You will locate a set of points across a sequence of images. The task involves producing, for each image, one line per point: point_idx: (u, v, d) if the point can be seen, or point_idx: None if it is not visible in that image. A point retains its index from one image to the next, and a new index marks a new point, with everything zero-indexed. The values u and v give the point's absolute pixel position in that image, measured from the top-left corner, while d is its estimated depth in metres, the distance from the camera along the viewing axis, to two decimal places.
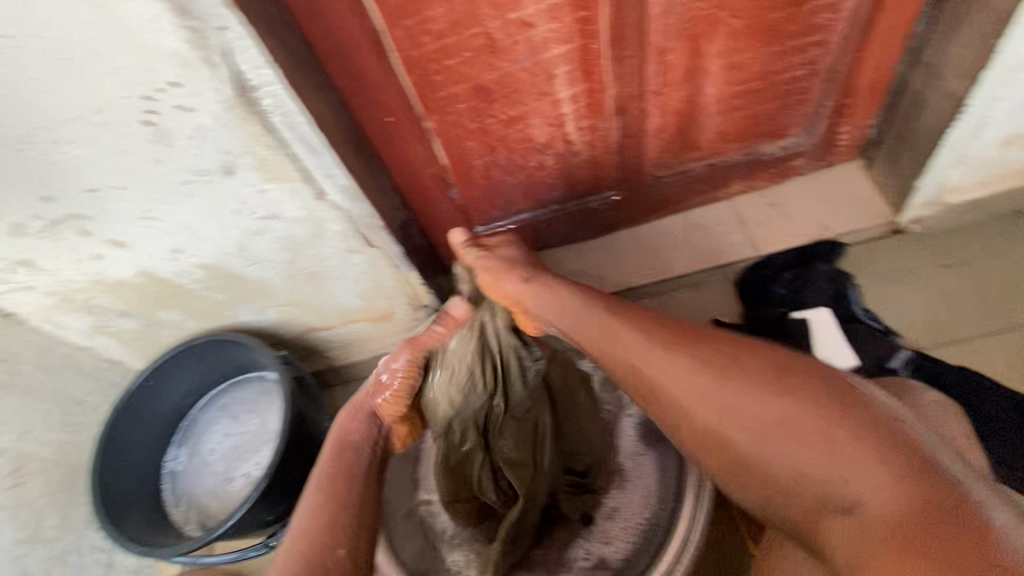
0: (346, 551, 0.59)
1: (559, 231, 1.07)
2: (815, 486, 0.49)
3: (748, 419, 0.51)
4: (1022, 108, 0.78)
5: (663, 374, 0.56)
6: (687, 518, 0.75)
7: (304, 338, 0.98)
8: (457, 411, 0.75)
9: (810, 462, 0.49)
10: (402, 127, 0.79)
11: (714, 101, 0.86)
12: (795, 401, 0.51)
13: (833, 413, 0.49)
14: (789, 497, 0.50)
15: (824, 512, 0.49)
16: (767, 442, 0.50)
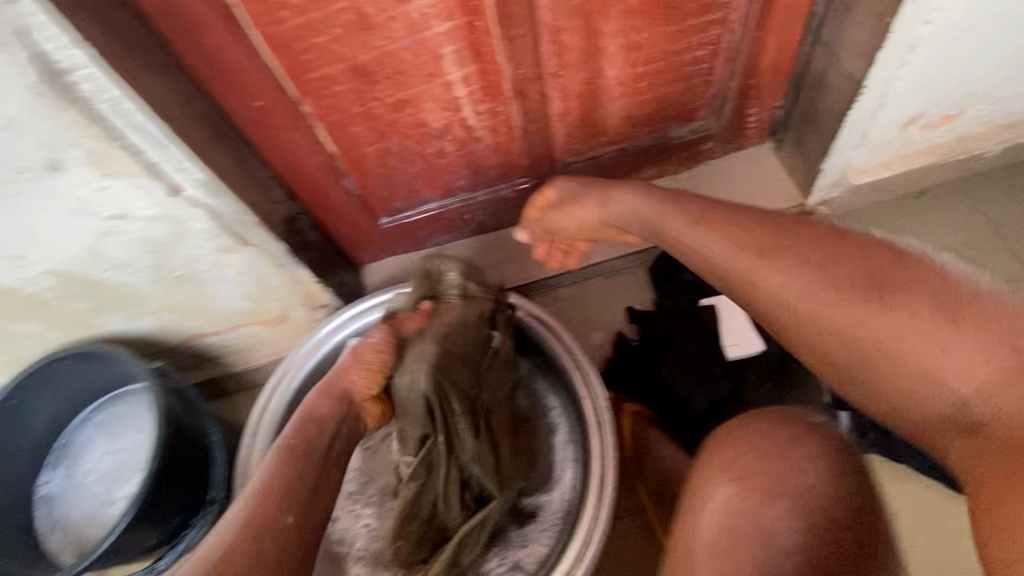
0: (294, 518, 0.61)
1: (470, 222, 1.02)
2: (945, 402, 0.50)
3: (851, 331, 0.53)
4: (916, 88, 0.78)
5: (773, 288, 0.57)
6: (585, 521, 0.71)
7: (192, 345, 0.90)
8: (426, 397, 0.74)
9: (938, 375, 0.50)
10: (275, 113, 0.73)
11: (616, 82, 0.83)
12: (909, 314, 0.51)
13: (914, 306, 0.51)
14: (920, 415, 0.52)
15: (950, 427, 0.51)
16: (879, 346, 0.52)
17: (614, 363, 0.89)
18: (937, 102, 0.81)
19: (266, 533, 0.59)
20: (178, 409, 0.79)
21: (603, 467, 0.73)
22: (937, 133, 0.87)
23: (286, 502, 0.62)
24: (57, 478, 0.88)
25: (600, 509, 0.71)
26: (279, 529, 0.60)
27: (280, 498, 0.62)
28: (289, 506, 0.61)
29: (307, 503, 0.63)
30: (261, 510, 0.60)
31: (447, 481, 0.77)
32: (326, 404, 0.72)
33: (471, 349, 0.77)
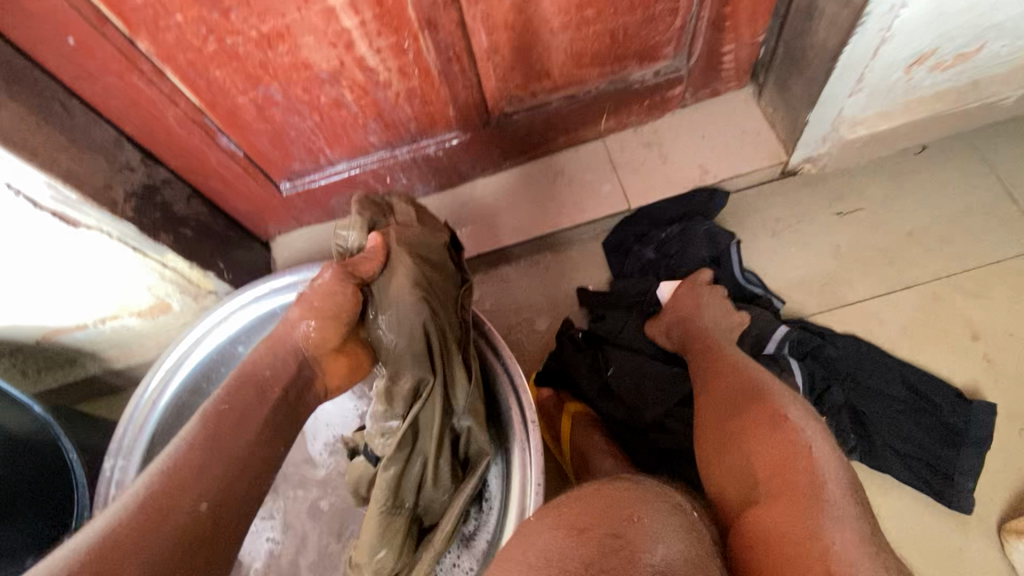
0: (208, 506, 0.47)
1: (394, 185, 0.85)
2: (740, 482, 0.48)
3: (717, 399, 0.57)
4: (929, 19, 0.61)
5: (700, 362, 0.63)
6: (520, 468, 0.60)
7: (53, 342, 0.75)
8: (407, 343, 0.63)
9: (749, 456, 0.49)
10: (97, 53, 0.55)
11: (556, 10, 0.65)
12: (759, 408, 0.52)
13: (757, 416, 0.51)
14: (720, 492, 0.50)
15: (737, 506, 0.48)
16: (724, 420, 0.54)
17: (556, 358, 0.75)
18: (955, 35, 0.65)
19: (159, 517, 0.44)
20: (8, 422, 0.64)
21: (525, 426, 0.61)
22: (949, 76, 0.72)
23: (199, 484, 0.47)
24: None
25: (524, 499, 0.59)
26: (188, 516, 0.45)
27: (196, 476, 0.48)
28: (204, 490, 0.47)
29: (224, 488, 0.48)
30: (165, 491, 0.46)
31: (439, 445, 0.64)
32: (267, 363, 0.59)
33: (445, 284, 0.67)
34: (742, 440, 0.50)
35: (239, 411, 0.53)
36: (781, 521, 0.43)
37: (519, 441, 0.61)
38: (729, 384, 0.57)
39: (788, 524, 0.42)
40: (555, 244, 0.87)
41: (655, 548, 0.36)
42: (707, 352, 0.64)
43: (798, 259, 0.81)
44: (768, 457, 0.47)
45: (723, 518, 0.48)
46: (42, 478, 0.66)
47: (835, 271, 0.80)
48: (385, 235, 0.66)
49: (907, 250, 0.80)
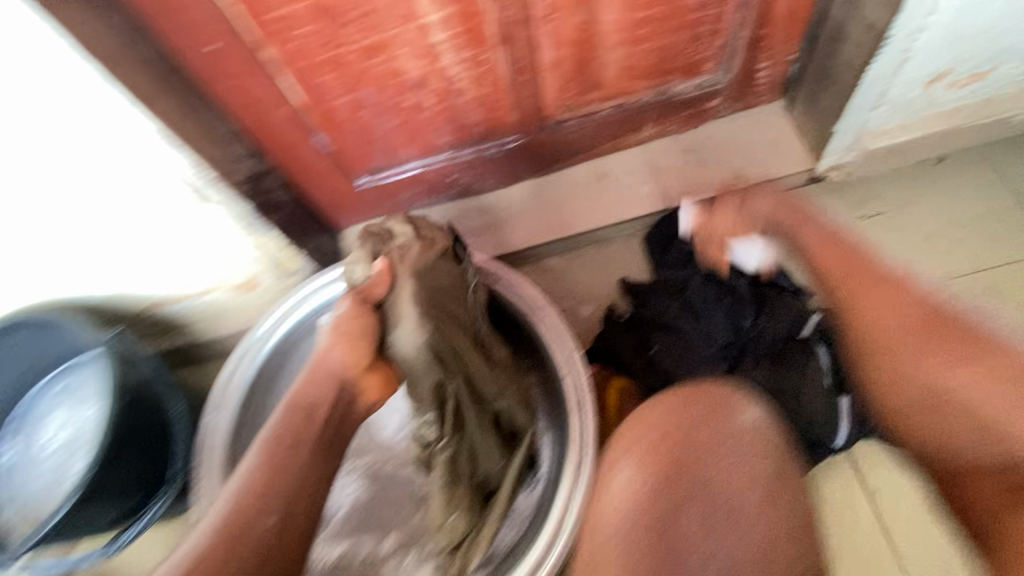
0: (276, 518, 0.56)
1: (455, 182, 0.95)
2: (981, 438, 0.46)
3: (905, 337, 0.51)
4: (944, 42, 0.70)
5: (868, 312, 0.54)
6: (575, 431, 0.68)
7: (154, 314, 0.83)
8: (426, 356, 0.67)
9: (985, 403, 0.46)
10: (232, 59, 0.65)
11: (615, 29, 0.75)
12: (978, 348, 0.48)
13: (966, 352, 0.48)
14: (943, 451, 0.49)
15: (982, 467, 0.46)
16: (940, 379, 0.49)
17: (602, 339, 0.83)
18: (968, 57, 0.73)
19: (238, 539, 0.54)
20: (136, 378, 0.73)
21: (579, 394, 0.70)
22: (963, 93, 0.80)
23: (265, 504, 0.57)
24: (13, 446, 0.81)
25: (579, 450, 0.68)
26: (259, 534, 0.55)
27: (266, 492, 0.57)
28: (272, 505, 0.57)
29: (289, 499, 0.58)
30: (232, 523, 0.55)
31: (478, 424, 0.73)
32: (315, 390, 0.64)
33: (454, 292, 0.71)
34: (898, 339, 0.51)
35: (293, 435, 0.61)
36: (968, 406, 0.47)
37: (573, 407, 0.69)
38: (873, 282, 0.55)
39: (986, 402, 0.46)
40: (599, 239, 0.95)
41: (745, 411, 0.55)
42: (836, 252, 0.59)
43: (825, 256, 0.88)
44: (938, 355, 0.49)
45: (953, 476, 0.48)
46: (152, 429, 0.75)
47: None
48: (389, 259, 0.68)
49: (925, 251, 0.87)
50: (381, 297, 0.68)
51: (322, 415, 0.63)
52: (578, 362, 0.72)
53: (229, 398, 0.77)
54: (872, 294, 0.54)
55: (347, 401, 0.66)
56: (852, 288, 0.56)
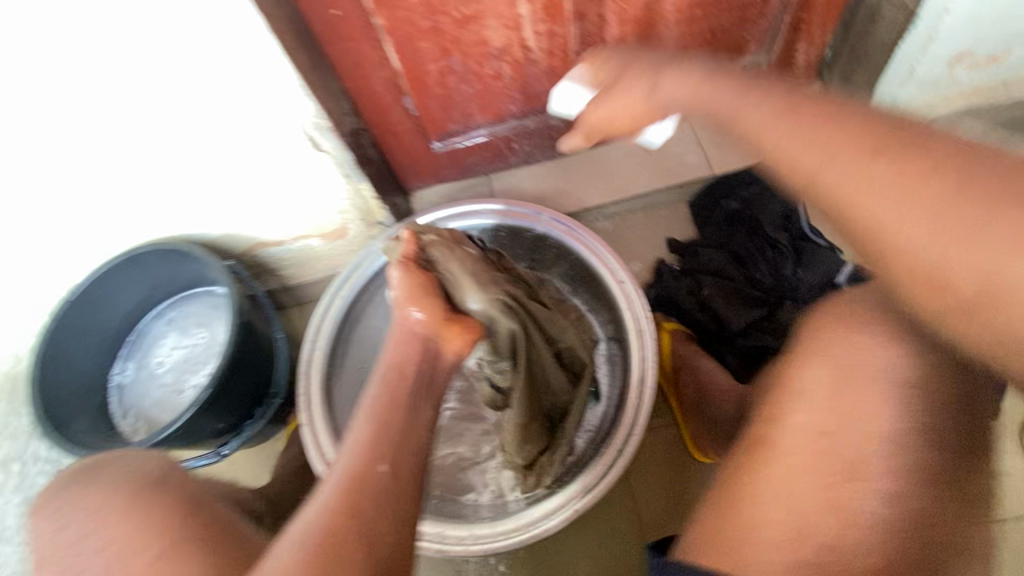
0: (387, 467, 0.52)
1: (518, 149, 1.05)
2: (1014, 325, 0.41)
3: (911, 210, 0.43)
4: (969, 23, 0.79)
5: (873, 198, 0.45)
6: (639, 352, 0.78)
7: (254, 254, 0.94)
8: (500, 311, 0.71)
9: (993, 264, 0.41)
10: (351, 24, 0.76)
11: (674, 9, 0.85)
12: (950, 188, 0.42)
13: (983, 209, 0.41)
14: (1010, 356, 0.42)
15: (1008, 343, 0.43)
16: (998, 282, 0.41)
17: (655, 288, 0.93)
18: (989, 39, 0.82)
19: (358, 484, 0.50)
20: (248, 308, 0.83)
21: (639, 321, 0.79)
22: (983, 74, 0.89)
23: (379, 450, 0.53)
24: (128, 368, 0.92)
25: (646, 364, 0.77)
26: (372, 479, 0.51)
27: (377, 444, 0.53)
28: (381, 454, 0.52)
29: (397, 445, 0.54)
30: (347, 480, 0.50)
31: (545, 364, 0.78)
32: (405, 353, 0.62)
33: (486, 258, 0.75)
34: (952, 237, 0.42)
35: (390, 394, 0.58)
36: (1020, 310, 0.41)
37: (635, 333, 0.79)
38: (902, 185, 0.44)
39: (975, 276, 0.42)
40: (647, 203, 1.05)
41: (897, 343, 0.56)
42: (784, 110, 0.50)
43: None
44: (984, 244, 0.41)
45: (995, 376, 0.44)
46: (257, 353, 0.85)
47: None
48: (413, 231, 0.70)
49: None
50: (420, 257, 0.69)
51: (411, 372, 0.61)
52: (635, 294, 0.80)
53: (325, 327, 0.86)
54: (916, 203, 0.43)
55: (434, 354, 0.64)
56: (866, 203, 0.45)
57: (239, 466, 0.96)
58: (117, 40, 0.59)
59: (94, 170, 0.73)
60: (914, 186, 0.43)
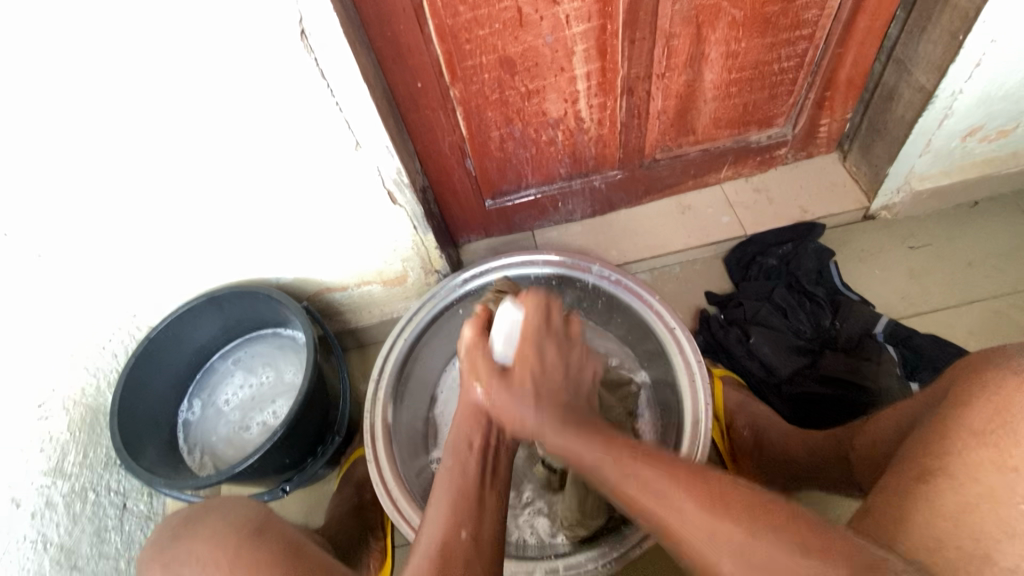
0: (468, 533, 0.56)
1: (562, 208, 1.13)
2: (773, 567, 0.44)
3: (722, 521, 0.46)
4: (979, 101, 0.89)
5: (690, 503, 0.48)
6: (693, 398, 0.80)
7: (322, 298, 1.00)
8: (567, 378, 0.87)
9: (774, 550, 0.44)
10: (430, 95, 0.86)
11: (711, 86, 0.95)
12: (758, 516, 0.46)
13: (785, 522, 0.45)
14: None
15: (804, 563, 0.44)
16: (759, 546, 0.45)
17: (703, 335, 1.00)
18: (997, 115, 0.92)
19: (448, 554, 0.54)
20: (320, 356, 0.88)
21: (689, 365, 0.82)
22: (993, 146, 0.98)
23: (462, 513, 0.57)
24: (195, 405, 0.96)
25: (698, 410, 0.80)
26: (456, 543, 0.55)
27: (457, 511, 0.58)
28: (462, 522, 0.57)
29: (472, 510, 0.58)
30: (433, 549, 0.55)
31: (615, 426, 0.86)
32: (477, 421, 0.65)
33: None
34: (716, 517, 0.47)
35: (459, 465, 0.62)
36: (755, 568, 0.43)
37: (689, 378, 0.82)
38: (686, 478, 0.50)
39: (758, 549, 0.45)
40: (684, 259, 1.11)
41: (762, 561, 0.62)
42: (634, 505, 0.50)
43: (881, 278, 1.05)
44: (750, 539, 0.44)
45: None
46: (322, 393, 0.88)
47: (911, 288, 1.03)
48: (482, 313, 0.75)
49: (968, 276, 1.04)
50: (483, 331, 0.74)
51: (480, 444, 0.64)
52: (683, 336, 0.85)
53: (387, 368, 0.89)
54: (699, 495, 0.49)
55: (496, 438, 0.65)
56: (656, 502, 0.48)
57: (289, 503, 0.99)
58: (261, 109, 0.68)
59: (195, 223, 0.80)
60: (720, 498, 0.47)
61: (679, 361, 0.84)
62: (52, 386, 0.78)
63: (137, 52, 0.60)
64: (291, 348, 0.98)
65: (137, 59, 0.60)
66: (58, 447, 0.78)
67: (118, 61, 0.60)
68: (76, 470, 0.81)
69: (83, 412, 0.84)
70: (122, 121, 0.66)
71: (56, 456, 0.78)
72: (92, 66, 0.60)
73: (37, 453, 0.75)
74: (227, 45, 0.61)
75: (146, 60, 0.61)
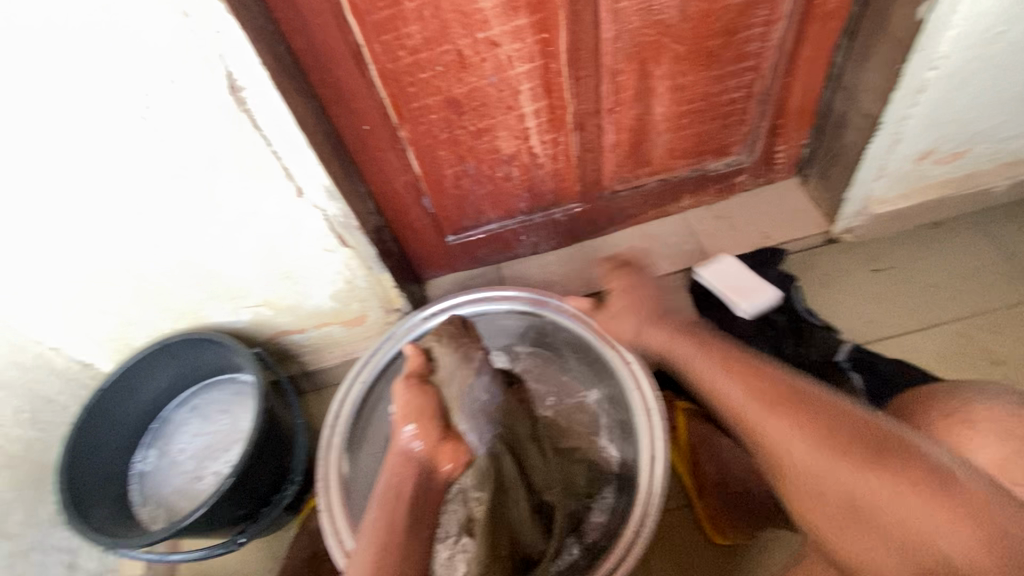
0: None
1: (525, 241, 1.13)
2: (870, 523, 0.53)
3: (820, 467, 0.55)
4: (927, 126, 0.89)
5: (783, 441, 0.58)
6: (649, 459, 0.77)
7: (278, 341, 0.99)
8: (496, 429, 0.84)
9: (849, 492, 0.54)
10: (378, 136, 0.86)
11: (663, 119, 0.96)
12: (851, 455, 0.54)
13: (874, 465, 0.53)
14: (855, 525, 0.54)
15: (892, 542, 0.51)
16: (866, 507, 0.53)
17: (667, 366, 0.99)
18: (948, 139, 0.92)
19: None
20: (274, 402, 0.87)
21: (648, 411, 0.80)
22: (950, 167, 0.98)
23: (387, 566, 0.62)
24: (150, 455, 0.94)
25: (654, 446, 0.77)
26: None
27: None
28: None
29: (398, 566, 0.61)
30: None
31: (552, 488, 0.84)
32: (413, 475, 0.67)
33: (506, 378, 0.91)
34: (830, 463, 0.55)
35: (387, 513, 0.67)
36: (824, 500, 0.56)
37: (647, 435, 0.79)
38: (804, 422, 0.57)
39: (843, 494, 0.54)
40: (648, 288, 1.11)
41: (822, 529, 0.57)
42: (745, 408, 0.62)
43: (844, 302, 1.04)
44: (839, 470, 0.54)
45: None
46: (276, 441, 0.87)
47: (875, 312, 1.03)
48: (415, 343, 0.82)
49: (932, 299, 1.03)
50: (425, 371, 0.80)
51: (408, 493, 0.69)
52: (641, 378, 0.82)
53: (342, 411, 0.88)
54: (818, 454, 0.56)
55: (428, 474, 0.72)
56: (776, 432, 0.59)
57: (247, 552, 0.96)
58: (198, 163, 0.68)
59: (141, 275, 0.80)
60: (820, 440, 0.56)
61: (637, 412, 0.81)
62: None
63: (65, 111, 0.60)
64: (248, 392, 0.97)
65: (63, 120, 0.61)
66: None
67: (46, 121, 0.61)
68: (20, 530, 0.79)
69: (29, 470, 0.82)
70: (55, 179, 0.66)
71: None
72: (31, 143, 0.62)
73: None
74: (158, 101, 0.61)
75: (75, 119, 0.61)
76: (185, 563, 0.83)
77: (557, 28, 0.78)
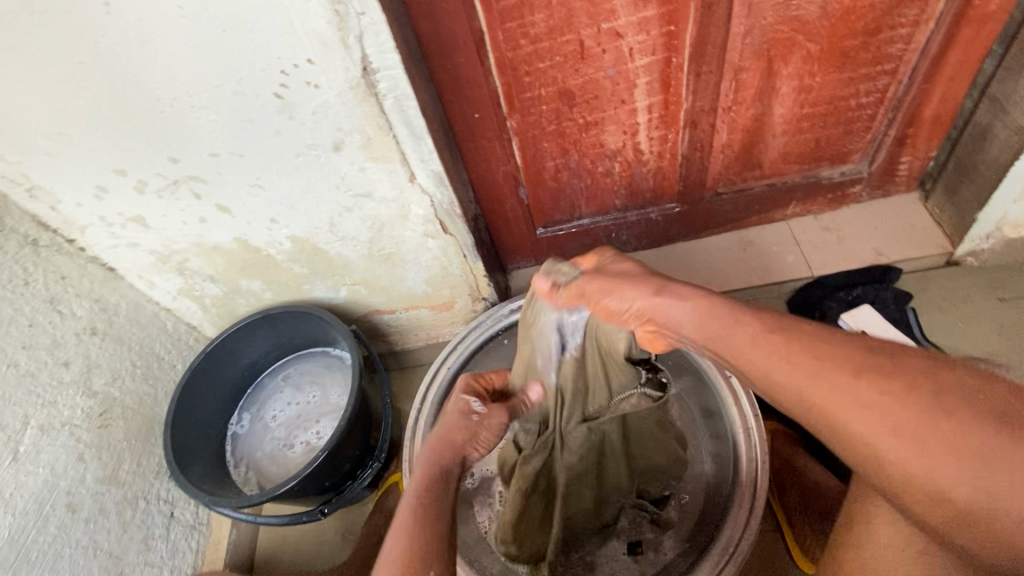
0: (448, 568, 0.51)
1: (617, 239, 1.10)
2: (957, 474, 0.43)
3: (895, 416, 0.45)
4: None
5: (804, 371, 0.49)
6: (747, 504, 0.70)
7: (370, 319, 1.01)
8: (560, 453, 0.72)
9: (929, 444, 0.44)
10: (487, 124, 0.85)
11: (782, 121, 0.91)
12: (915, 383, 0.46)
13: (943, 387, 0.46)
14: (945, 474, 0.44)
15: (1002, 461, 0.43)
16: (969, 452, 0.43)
17: None
18: None
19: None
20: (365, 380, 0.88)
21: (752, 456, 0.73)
22: None
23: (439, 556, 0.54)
24: (245, 419, 0.99)
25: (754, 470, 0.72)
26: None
27: None
28: None
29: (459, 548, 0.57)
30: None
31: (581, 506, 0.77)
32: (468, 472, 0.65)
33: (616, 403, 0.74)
34: (922, 438, 0.44)
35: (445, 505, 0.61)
36: (937, 505, 0.44)
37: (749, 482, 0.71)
38: (760, 323, 0.53)
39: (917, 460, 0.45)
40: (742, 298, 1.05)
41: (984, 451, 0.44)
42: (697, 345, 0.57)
43: (962, 330, 0.96)
44: (919, 425, 0.44)
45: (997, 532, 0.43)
46: (363, 419, 0.88)
47: (997, 344, 0.94)
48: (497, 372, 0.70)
49: None
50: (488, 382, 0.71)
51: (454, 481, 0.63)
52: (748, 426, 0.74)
53: (428, 397, 0.88)
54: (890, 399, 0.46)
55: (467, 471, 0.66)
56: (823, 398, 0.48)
57: (324, 522, 1.00)
58: (320, 143, 0.70)
59: (253, 246, 0.83)
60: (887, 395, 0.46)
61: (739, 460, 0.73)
62: (98, 392, 0.80)
63: (209, 87, 0.63)
64: (339, 367, 1.00)
65: (205, 94, 0.63)
66: (114, 454, 0.82)
67: (190, 95, 0.63)
68: (130, 478, 0.84)
69: (139, 422, 0.87)
70: (192, 151, 0.69)
71: (111, 463, 0.81)
72: (176, 114, 0.65)
73: (94, 461, 0.78)
74: (293, 82, 0.63)
75: (216, 96, 0.64)
76: (274, 526, 0.87)
77: (686, 22, 0.74)
